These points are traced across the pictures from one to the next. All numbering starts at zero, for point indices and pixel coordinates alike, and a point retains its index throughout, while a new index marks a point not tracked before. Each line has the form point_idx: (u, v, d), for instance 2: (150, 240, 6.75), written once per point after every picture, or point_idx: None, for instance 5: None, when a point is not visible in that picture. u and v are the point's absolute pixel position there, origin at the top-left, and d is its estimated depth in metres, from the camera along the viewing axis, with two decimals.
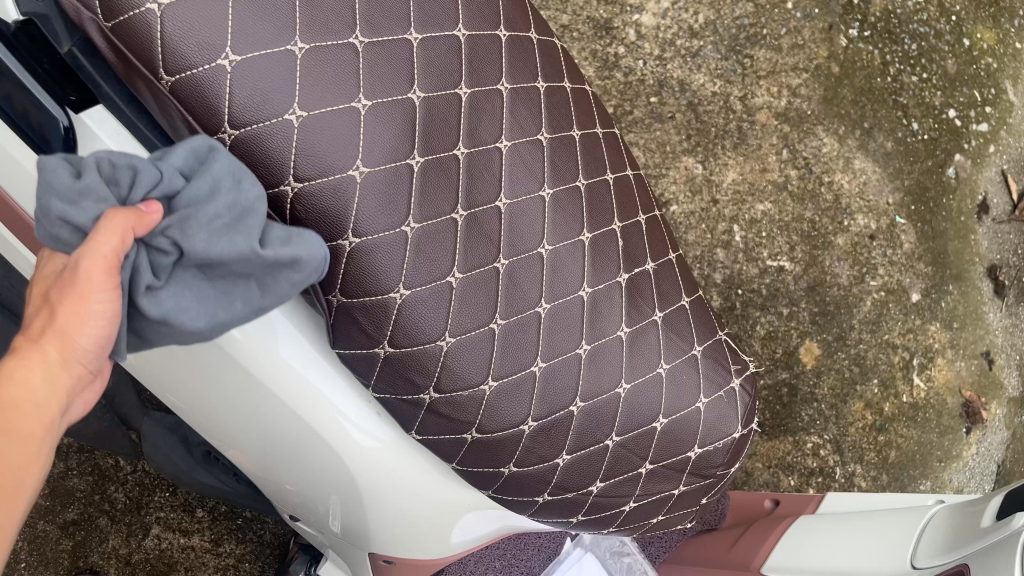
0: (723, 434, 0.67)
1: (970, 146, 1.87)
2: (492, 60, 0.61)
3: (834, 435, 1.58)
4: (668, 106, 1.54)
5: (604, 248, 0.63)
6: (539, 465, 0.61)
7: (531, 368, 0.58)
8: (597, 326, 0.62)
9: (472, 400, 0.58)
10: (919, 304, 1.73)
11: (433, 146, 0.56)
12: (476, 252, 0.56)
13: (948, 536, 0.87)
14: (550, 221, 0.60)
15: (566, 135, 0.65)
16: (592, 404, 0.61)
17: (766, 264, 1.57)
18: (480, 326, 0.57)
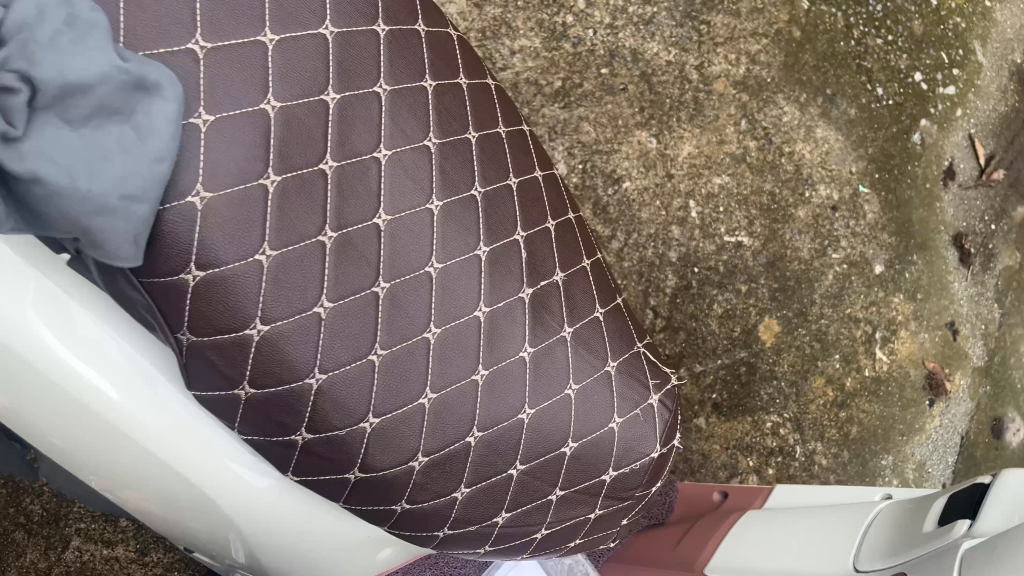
0: (640, 455, 0.66)
1: (936, 111, 1.81)
2: (366, 60, 0.61)
3: (795, 413, 1.55)
4: (620, 77, 1.48)
5: (505, 259, 0.64)
6: (433, 501, 0.62)
7: (421, 400, 0.59)
8: (495, 349, 0.61)
9: (352, 439, 0.59)
10: (882, 277, 1.69)
11: (290, 161, 0.56)
12: (351, 277, 0.57)
13: (892, 538, 0.83)
14: (440, 237, 0.61)
15: (461, 137, 0.66)
16: (491, 433, 0.61)
17: (723, 241, 1.52)
18: (356, 360, 0.58)
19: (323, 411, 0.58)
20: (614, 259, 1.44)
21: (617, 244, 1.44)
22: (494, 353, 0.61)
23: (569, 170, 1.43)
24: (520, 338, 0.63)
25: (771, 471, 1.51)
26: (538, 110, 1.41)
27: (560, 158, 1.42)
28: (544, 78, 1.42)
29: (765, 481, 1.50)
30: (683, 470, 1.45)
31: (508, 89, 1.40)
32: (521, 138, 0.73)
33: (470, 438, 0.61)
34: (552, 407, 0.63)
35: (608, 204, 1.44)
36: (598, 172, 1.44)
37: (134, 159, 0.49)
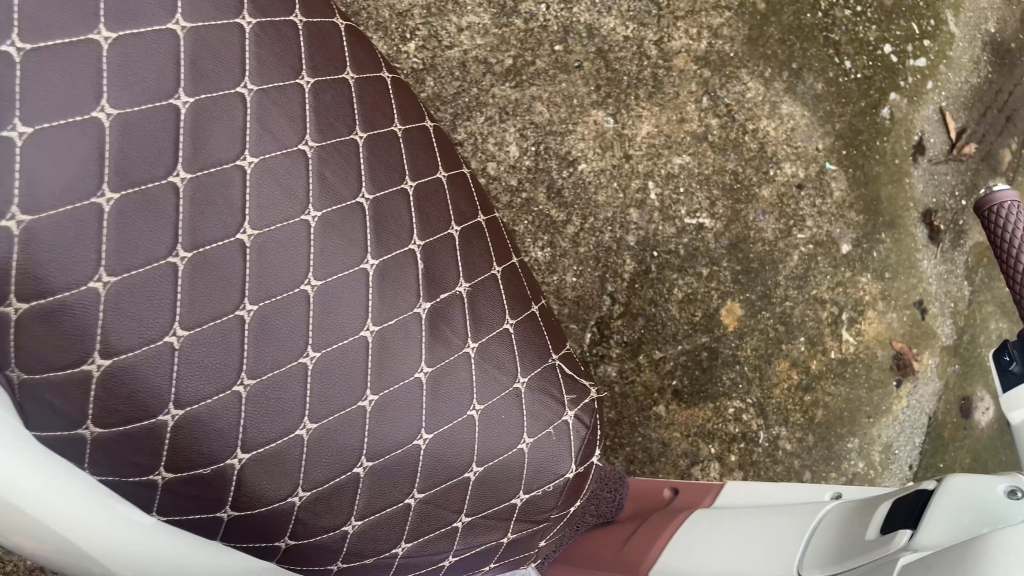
0: (553, 476, 0.62)
1: (906, 84, 1.72)
2: (226, 58, 0.55)
3: (758, 398, 1.49)
4: (574, 54, 1.44)
5: (398, 272, 0.59)
6: (321, 535, 0.56)
7: (298, 432, 0.53)
8: (385, 370, 0.56)
9: (219, 476, 0.52)
10: (851, 256, 1.62)
11: (129, 175, 0.50)
12: (210, 298, 0.51)
13: (833, 541, 0.80)
14: (318, 250, 0.56)
15: (346, 140, 0.60)
16: (382, 462, 0.56)
17: (684, 223, 1.47)
18: (220, 392, 0.52)
19: (185, 448, 0.51)
20: (570, 244, 1.39)
21: (573, 229, 1.40)
22: (381, 373, 0.56)
23: (520, 152, 1.38)
24: (416, 356, 0.58)
25: (733, 458, 1.46)
26: (487, 90, 1.38)
27: (512, 140, 1.38)
28: (493, 56, 1.39)
29: (726, 469, 1.45)
30: (641, 459, 1.40)
31: (454, 68, 1.37)
32: (422, 138, 0.67)
33: (359, 469, 0.55)
34: (451, 430, 0.58)
35: (563, 187, 1.40)
36: (552, 155, 1.40)
37: None
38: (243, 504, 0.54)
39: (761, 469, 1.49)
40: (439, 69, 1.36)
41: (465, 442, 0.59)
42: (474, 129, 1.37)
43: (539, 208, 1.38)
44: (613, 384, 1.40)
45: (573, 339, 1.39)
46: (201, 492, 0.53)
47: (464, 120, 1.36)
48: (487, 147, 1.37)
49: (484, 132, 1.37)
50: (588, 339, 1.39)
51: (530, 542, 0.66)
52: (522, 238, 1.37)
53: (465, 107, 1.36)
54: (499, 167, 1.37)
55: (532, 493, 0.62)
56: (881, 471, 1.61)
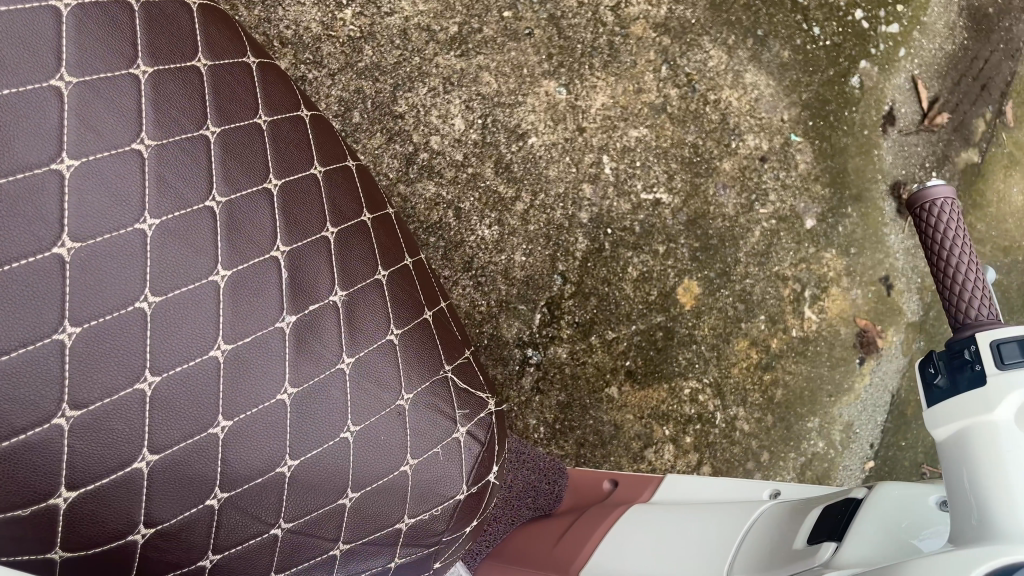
0: (444, 499, 0.66)
1: (877, 52, 1.63)
2: (36, 45, 0.52)
3: (715, 378, 1.44)
4: (525, 21, 1.40)
5: (255, 282, 0.59)
6: (174, 570, 0.56)
7: (137, 464, 0.53)
8: (241, 394, 0.57)
9: (42, 516, 0.51)
10: (816, 230, 1.54)
11: None
12: (24, 323, 0.49)
13: (762, 545, 0.76)
14: (157, 266, 0.55)
15: (194, 135, 0.59)
16: (241, 491, 0.57)
17: (640, 198, 1.42)
18: (38, 424, 0.50)
19: (6, 487, 0.49)
20: (519, 222, 1.36)
21: (522, 206, 1.36)
22: (240, 399, 0.57)
23: (467, 125, 1.36)
24: (280, 377, 0.58)
25: (688, 440, 1.41)
26: (431, 59, 1.36)
27: (457, 112, 1.36)
28: (437, 23, 1.37)
29: (681, 451, 1.41)
30: (592, 443, 1.37)
31: (394, 36, 1.36)
32: (295, 132, 0.67)
33: (212, 501, 0.56)
34: (320, 455, 0.59)
35: (512, 161, 1.36)
36: (501, 128, 1.37)
37: None
38: (77, 543, 0.53)
39: (717, 451, 1.44)
40: (378, 37, 1.35)
41: (338, 466, 0.60)
42: (417, 101, 1.35)
43: (486, 183, 1.35)
44: (563, 365, 1.36)
45: (522, 320, 1.35)
46: (20, 531, 0.51)
47: (405, 91, 1.35)
48: (431, 120, 1.35)
49: (428, 103, 1.35)
50: (538, 320, 1.35)
51: (426, 563, 0.70)
52: (469, 216, 1.34)
53: (407, 77, 1.35)
54: (444, 141, 1.35)
55: (422, 517, 0.65)
56: (842, 451, 1.54)
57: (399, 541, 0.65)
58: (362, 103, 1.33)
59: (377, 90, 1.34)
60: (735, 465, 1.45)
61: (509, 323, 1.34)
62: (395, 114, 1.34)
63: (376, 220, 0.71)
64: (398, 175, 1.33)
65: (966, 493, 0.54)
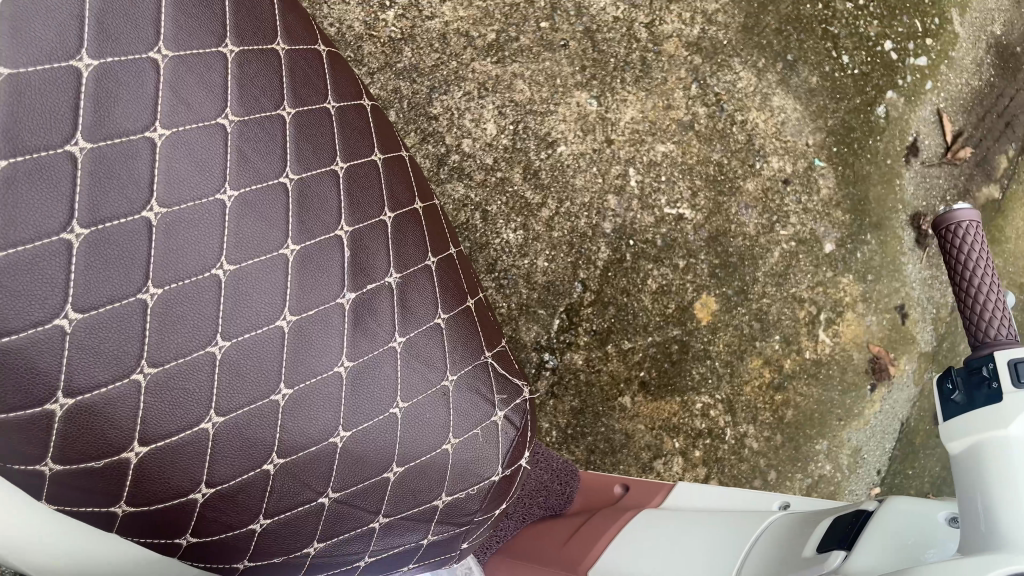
0: (479, 479, 0.68)
1: (905, 83, 1.64)
2: (139, 19, 0.55)
3: (727, 395, 1.45)
4: (561, 33, 1.43)
5: (320, 258, 0.62)
6: (225, 532, 0.59)
7: (203, 425, 0.55)
8: (302, 365, 0.59)
9: (114, 468, 0.53)
10: (836, 254, 1.55)
11: (18, 142, 0.48)
12: (110, 281, 0.52)
13: (771, 553, 0.78)
14: (233, 236, 0.58)
15: (271, 114, 0.62)
16: (295, 458, 0.59)
17: (663, 212, 1.45)
18: (116, 379, 0.52)
19: (83, 439, 0.52)
20: (544, 228, 1.38)
21: (547, 212, 1.39)
22: (300, 370, 0.59)
23: (498, 131, 1.38)
24: (337, 349, 0.61)
25: (697, 454, 1.43)
26: (468, 64, 1.39)
27: (490, 117, 1.38)
28: (476, 30, 1.40)
29: (690, 464, 1.42)
30: (603, 450, 1.38)
31: (434, 40, 1.38)
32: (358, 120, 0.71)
33: (268, 466, 0.58)
34: (369, 429, 0.62)
35: (540, 169, 1.39)
36: (531, 135, 1.40)
37: None
38: (141, 499, 0.55)
39: (725, 467, 1.45)
40: (417, 40, 1.38)
41: (387, 441, 0.63)
42: (451, 104, 1.38)
43: (514, 189, 1.37)
44: (578, 372, 1.38)
45: (541, 324, 1.37)
46: (91, 481, 0.53)
47: (441, 94, 1.37)
48: (464, 124, 1.37)
49: (462, 107, 1.38)
50: (556, 325, 1.37)
51: (454, 543, 0.72)
52: (495, 219, 1.36)
53: (444, 80, 1.38)
54: (476, 144, 1.37)
55: (458, 496, 0.68)
56: (849, 475, 1.55)
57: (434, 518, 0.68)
58: (398, 103, 1.36)
59: (413, 91, 1.36)
60: (741, 482, 1.46)
61: (528, 326, 1.36)
62: (429, 116, 1.36)
63: (426, 211, 0.74)
64: (430, 175, 1.35)
65: (976, 501, 0.55)
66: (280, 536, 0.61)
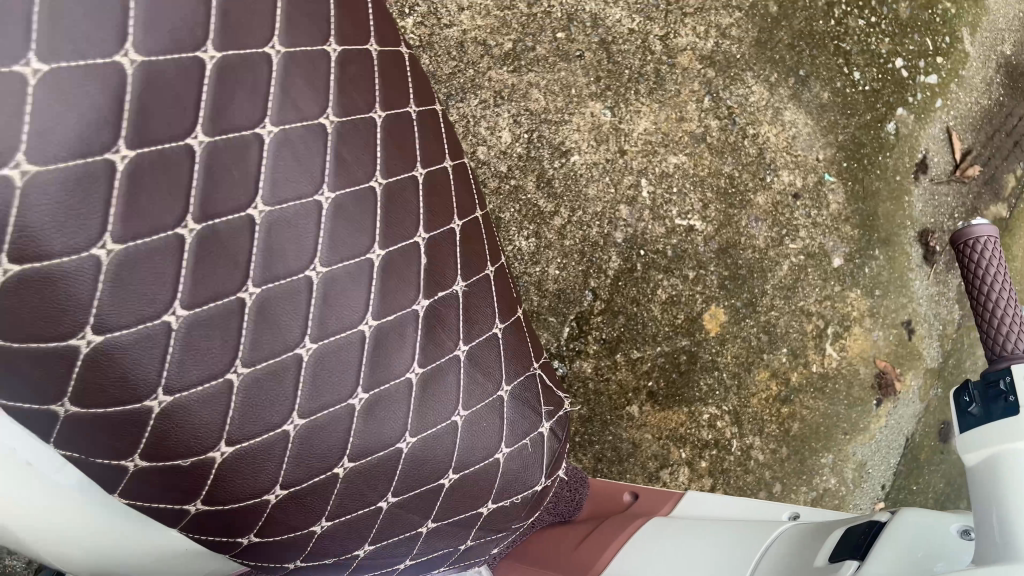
0: (522, 488, 0.73)
1: (915, 100, 1.65)
2: (258, 12, 0.53)
3: (734, 406, 1.46)
4: (577, 43, 1.44)
5: (402, 265, 0.62)
6: (289, 532, 0.62)
7: (285, 428, 0.56)
8: (379, 371, 0.60)
9: (199, 466, 0.55)
10: (844, 268, 1.56)
11: (145, 134, 0.47)
12: (216, 279, 0.51)
13: (782, 562, 0.78)
14: (328, 240, 0.56)
15: (367, 116, 0.60)
16: (363, 462, 0.61)
17: (674, 223, 1.46)
18: (213, 378, 0.53)
19: (174, 438, 0.53)
20: (556, 236, 1.39)
21: (560, 221, 1.40)
22: (377, 376, 0.60)
23: (513, 139, 1.40)
24: (410, 357, 0.62)
25: (703, 464, 1.44)
26: (485, 73, 1.40)
27: (505, 125, 1.40)
28: (493, 39, 1.41)
29: (696, 475, 1.43)
30: (610, 459, 1.39)
31: (452, 47, 1.39)
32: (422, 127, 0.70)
33: (339, 469, 0.60)
34: (433, 438, 0.64)
35: (553, 177, 1.40)
36: (545, 144, 1.41)
37: None
38: (219, 498, 0.57)
39: (731, 478, 1.45)
40: (435, 47, 1.38)
41: (446, 449, 0.65)
42: (467, 111, 1.39)
43: (527, 197, 1.39)
44: (587, 380, 1.38)
45: (551, 331, 1.38)
46: (177, 479, 0.55)
47: (457, 101, 1.38)
48: (479, 131, 1.38)
49: (477, 115, 1.39)
50: (566, 333, 1.38)
51: (484, 548, 0.77)
52: (508, 226, 1.37)
53: (460, 87, 1.39)
54: (490, 152, 1.38)
55: (503, 504, 0.73)
56: (853, 489, 1.56)
57: (475, 524, 0.72)
58: None
59: None
60: (747, 493, 1.47)
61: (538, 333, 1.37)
62: None
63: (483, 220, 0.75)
64: None
65: (987, 510, 0.56)
66: (338, 538, 0.64)
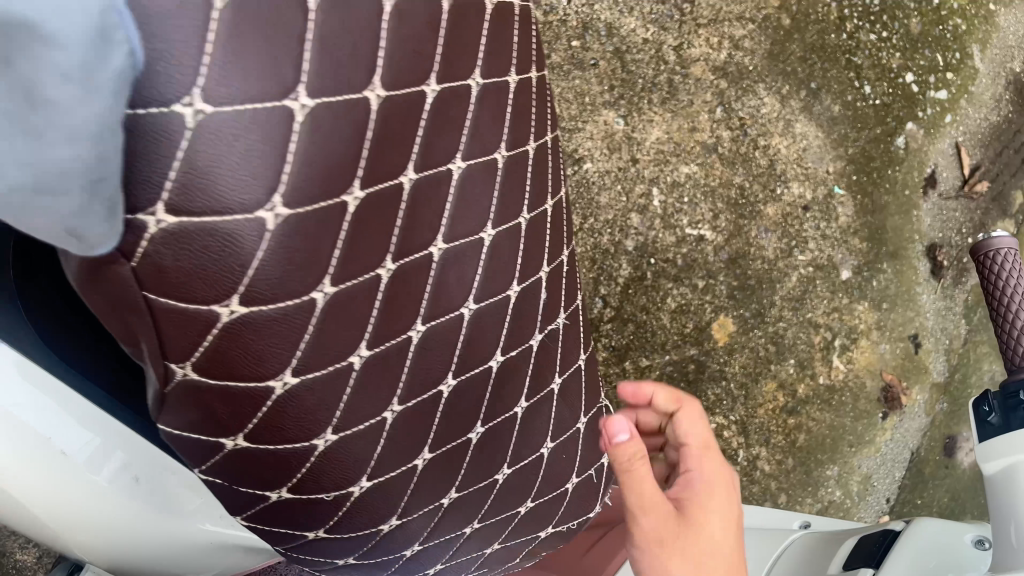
0: (558, 492, 0.76)
1: (925, 115, 1.65)
2: (471, 46, 0.52)
3: (741, 416, 1.47)
4: (591, 52, 1.45)
5: (524, 302, 0.64)
6: (361, 528, 0.61)
7: (402, 439, 0.57)
8: (497, 404, 0.64)
9: (334, 491, 0.56)
10: (852, 282, 1.57)
11: (375, 174, 0.46)
12: (397, 320, 0.51)
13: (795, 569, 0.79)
14: (480, 280, 0.58)
15: (522, 151, 0.61)
16: (438, 452, 0.61)
17: (684, 233, 1.46)
18: (376, 416, 0.54)
19: (327, 472, 0.54)
20: None
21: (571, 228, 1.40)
22: (490, 406, 0.63)
23: None
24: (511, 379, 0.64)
25: None
26: None
27: None
28: None
29: None
30: None
31: None
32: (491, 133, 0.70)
33: (420, 461, 0.60)
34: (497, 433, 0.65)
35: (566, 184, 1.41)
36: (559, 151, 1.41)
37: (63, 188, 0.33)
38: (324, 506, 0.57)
39: None
40: None
41: (507, 446, 0.67)
42: None
43: None
44: None
45: None
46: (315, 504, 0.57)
47: None
48: None
49: None
50: None
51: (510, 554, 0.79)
52: None
53: None
54: None
55: (542, 504, 0.75)
56: (859, 502, 1.56)
57: (511, 526, 0.74)
58: None
59: None
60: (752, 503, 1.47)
61: None
62: None
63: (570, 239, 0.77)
64: None
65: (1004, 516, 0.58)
66: (398, 538, 0.65)
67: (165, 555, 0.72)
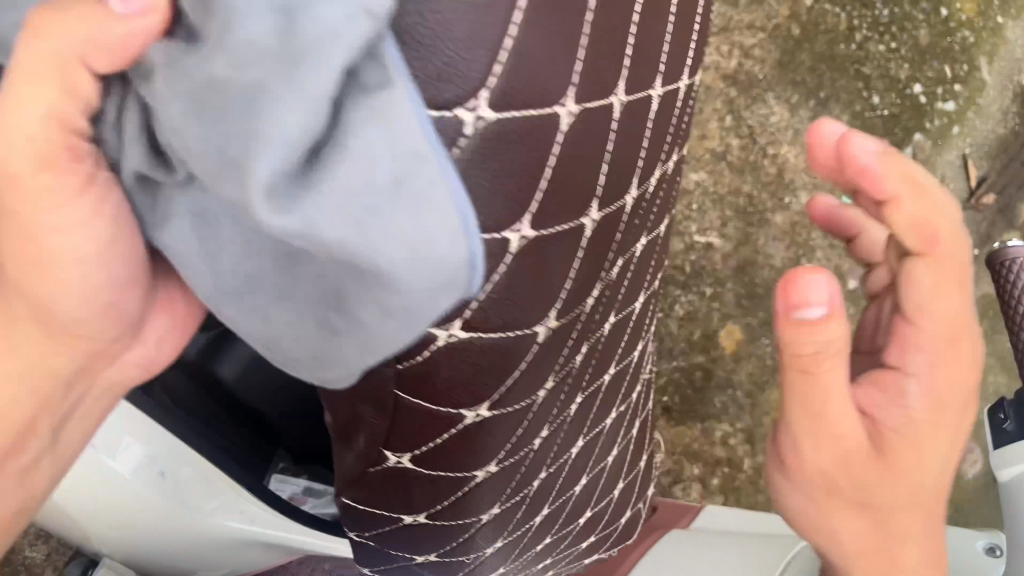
0: (602, 466, 0.81)
1: (932, 126, 1.60)
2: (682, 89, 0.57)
3: (748, 425, 1.46)
4: None
5: (636, 327, 0.73)
6: (470, 510, 0.65)
7: (536, 440, 0.64)
8: (594, 426, 0.74)
9: (475, 499, 0.64)
10: (852, 295, 1.55)
11: (601, 265, 0.54)
12: (569, 353, 0.59)
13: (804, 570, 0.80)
14: (626, 302, 0.65)
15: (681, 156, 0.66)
16: (548, 433, 0.65)
17: (693, 240, 1.49)
18: (531, 439, 0.63)
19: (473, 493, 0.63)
20: None
21: None
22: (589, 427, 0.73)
23: None
24: (606, 395, 0.73)
25: (716, 481, 1.46)
26: None
27: None
28: None
29: (708, 492, 1.45)
30: None
31: None
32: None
33: (537, 440, 0.64)
34: (584, 413, 0.70)
35: None
36: None
37: (343, 365, 0.42)
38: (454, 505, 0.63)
39: (743, 497, 1.45)
40: None
41: (585, 421, 0.71)
42: None
43: None
44: None
45: None
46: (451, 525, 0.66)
47: None
48: None
49: None
50: None
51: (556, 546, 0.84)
52: None
53: None
54: None
55: (590, 480, 0.80)
56: None
57: (565, 510, 0.79)
58: None
59: None
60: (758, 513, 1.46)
61: None
62: None
63: None
64: None
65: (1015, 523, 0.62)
66: (488, 530, 0.70)
67: (201, 552, 0.83)
